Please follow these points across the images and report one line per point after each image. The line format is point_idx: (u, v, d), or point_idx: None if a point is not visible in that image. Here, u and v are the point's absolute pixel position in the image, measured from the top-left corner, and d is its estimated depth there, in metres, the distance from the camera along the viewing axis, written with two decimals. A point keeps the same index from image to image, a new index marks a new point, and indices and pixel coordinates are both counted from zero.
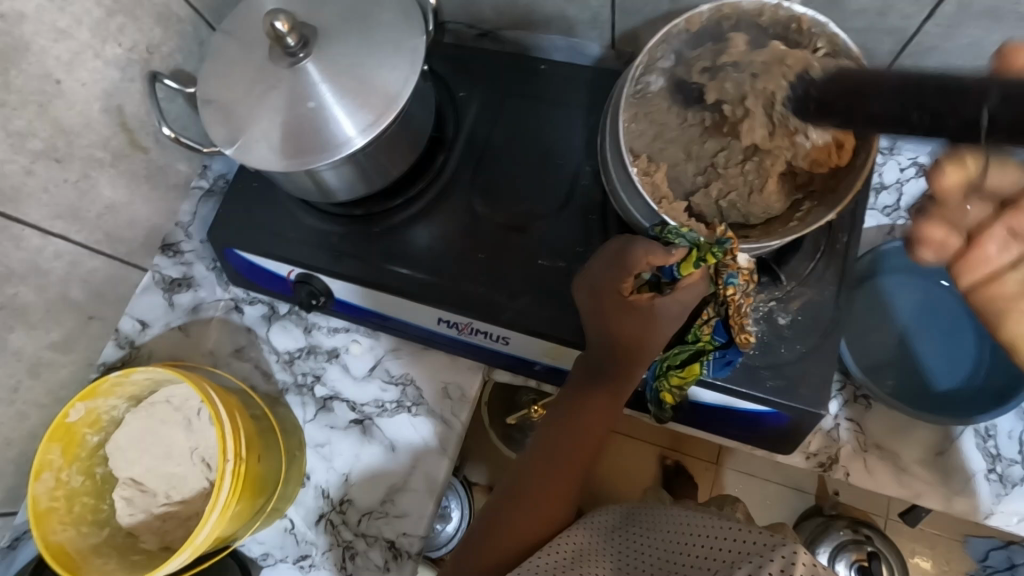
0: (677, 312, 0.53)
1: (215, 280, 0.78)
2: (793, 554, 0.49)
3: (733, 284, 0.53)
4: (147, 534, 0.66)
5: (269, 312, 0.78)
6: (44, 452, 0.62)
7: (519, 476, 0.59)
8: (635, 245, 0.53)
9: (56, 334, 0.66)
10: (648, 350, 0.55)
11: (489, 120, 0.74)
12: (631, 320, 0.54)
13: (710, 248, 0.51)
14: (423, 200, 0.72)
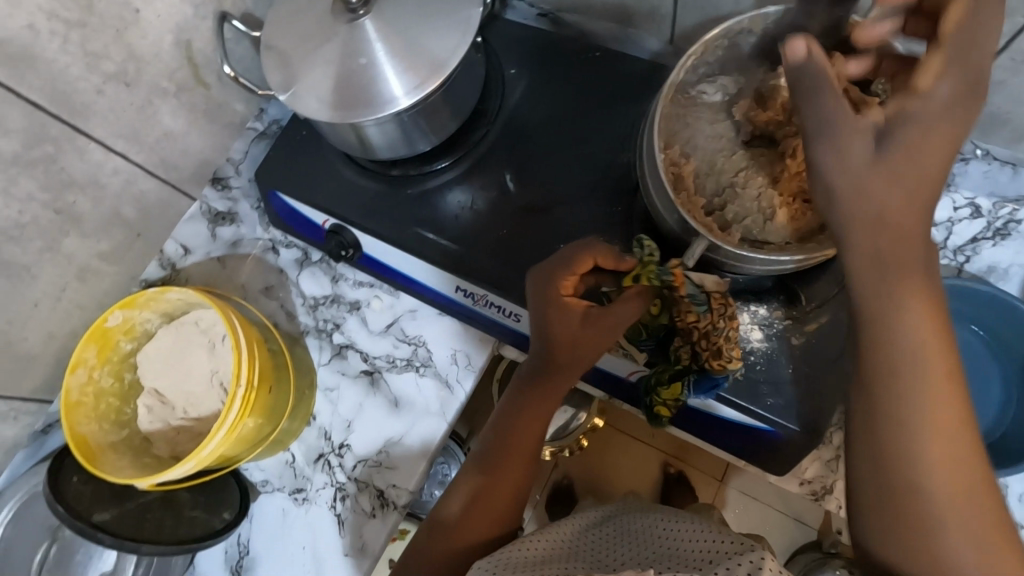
0: (615, 328, 0.55)
1: (256, 219, 0.82)
2: (761, 560, 0.47)
3: (702, 311, 0.54)
4: (161, 442, 0.71)
5: (302, 257, 0.82)
6: (81, 350, 0.67)
7: (471, 481, 0.61)
8: (580, 247, 0.55)
9: (105, 245, 0.69)
10: (575, 360, 0.57)
11: (531, 101, 0.75)
12: (564, 324, 0.55)
13: (650, 269, 0.53)
14: (460, 166, 0.74)
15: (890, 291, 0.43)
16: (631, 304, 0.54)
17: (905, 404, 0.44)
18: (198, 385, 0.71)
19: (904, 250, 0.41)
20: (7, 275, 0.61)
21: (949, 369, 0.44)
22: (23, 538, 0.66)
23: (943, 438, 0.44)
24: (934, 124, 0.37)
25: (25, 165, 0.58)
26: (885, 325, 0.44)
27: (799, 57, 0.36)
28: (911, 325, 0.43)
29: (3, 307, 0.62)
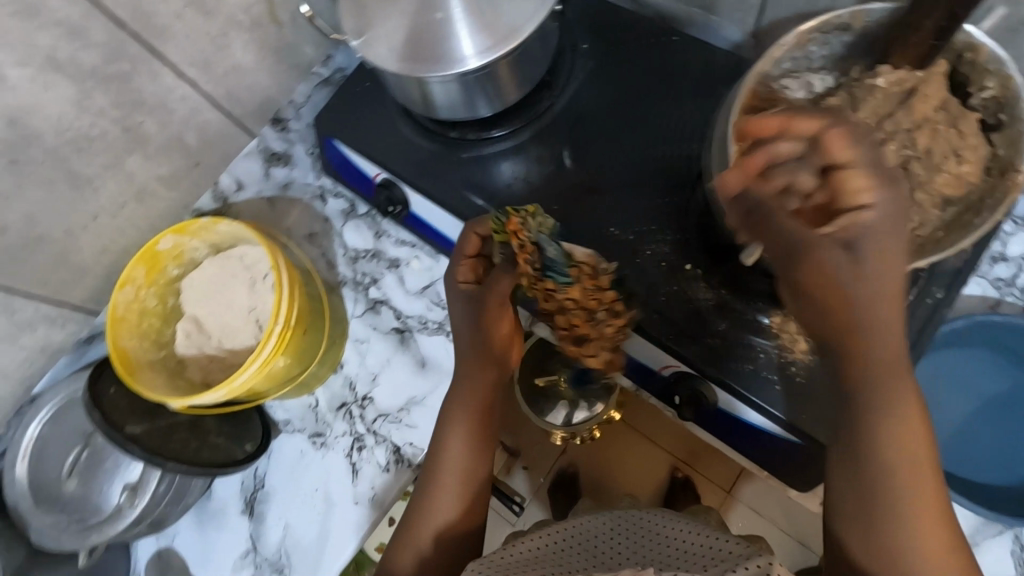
0: (498, 301, 0.59)
1: (310, 165, 0.82)
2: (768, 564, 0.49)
3: (560, 284, 0.53)
4: (194, 368, 0.73)
5: (348, 209, 0.83)
6: (132, 267, 0.69)
7: (454, 460, 0.62)
8: (469, 225, 0.60)
9: (165, 169, 0.70)
10: (486, 343, 0.62)
11: (597, 81, 0.73)
12: (460, 309, 0.62)
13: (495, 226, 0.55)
14: (518, 137, 0.73)
15: (868, 335, 0.41)
16: (500, 280, 0.57)
17: (884, 451, 0.43)
18: (236, 319, 0.72)
19: (880, 320, 0.40)
20: (71, 186, 0.62)
21: (922, 434, 0.44)
22: (59, 440, 0.69)
23: (920, 487, 0.43)
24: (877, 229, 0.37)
25: (100, 81, 0.58)
26: (870, 366, 0.42)
27: (741, 186, 0.39)
28: (885, 370, 0.42)
29: (64, 215, 0.63)
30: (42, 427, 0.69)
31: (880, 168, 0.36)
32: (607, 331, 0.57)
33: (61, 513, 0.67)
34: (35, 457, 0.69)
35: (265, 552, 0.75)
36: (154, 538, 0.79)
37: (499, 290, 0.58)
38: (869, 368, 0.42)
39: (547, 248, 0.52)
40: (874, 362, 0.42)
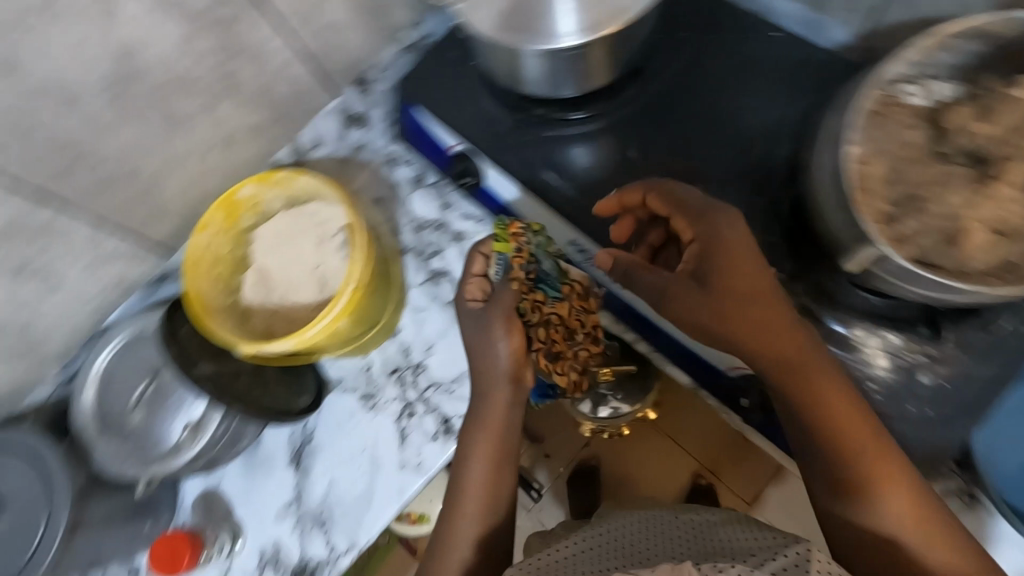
0: (505, 315, 0.62)
1: (385, 130, 0.82)
2: (806, 551, 0.48)
3: (553, 296, 0.65)
4: (258, 317, 0.73)
5: (417, 177, 0.83)
6: (212, 212, 0.70)
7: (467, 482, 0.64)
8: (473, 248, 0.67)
9: (252, 119, 0.71)
10: (497, 358, 0.63)
11: (690, 72, 0.71)
12: (471, 323, 0.65)
13: (502, 232, 0.65)
14: (601, 121, 0.71)
15: (789, 360, 0.54)
16: (507, 295, 0.62)
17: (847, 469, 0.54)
18: (303, 274, 0.73)
19: (790, 342, 0.54)
20: (167, 126, 0.63)
21: (880, 440, 0.54)
22: (126, 370, 0.71)
23: (888, 486, 0.53)
24: (722, 260, 0.54)
25: (204, 26, 0.58)
26: (804, 397, 0.54)
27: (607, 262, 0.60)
28: (820, 396, 0.54)
29: (155, 155, 0.64)
30: (108, 361, 0.71)
31: (695, 213, 0.57)
32: (576, 351, 0.69)
33: (122, 443, 0.69)
34: (102, 384, 0.71)
35: (308, 504, 0.76)
36: (201, 479, 0.80)
37: (505, 304, 0.62)
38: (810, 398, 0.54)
39: (544, 264, 0.65)
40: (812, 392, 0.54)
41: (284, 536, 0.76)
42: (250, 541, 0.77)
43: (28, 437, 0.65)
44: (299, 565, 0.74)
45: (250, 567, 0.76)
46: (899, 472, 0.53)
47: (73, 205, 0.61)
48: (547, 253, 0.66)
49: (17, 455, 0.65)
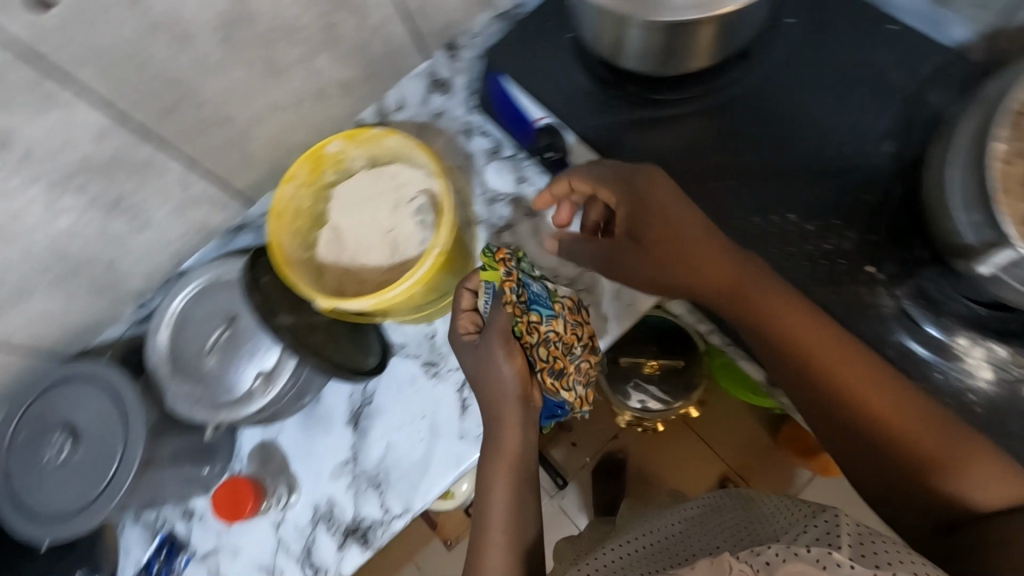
0: (501, 337, 0.64)
1: (464, 99, 0.81)
2: (835, 515, 0.49)
3: (544, 315, 0.65)
4: (330, 275, 0.74)
5: (493, 149, 0.80)
6: (298, 164, 0.70)
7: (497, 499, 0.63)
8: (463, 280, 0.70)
9: (345, 74, 0.70)
10: (502, 379, 0.65)
11: (797, 58, 0.68)
12: (469, 353, 0.68)
13: (487, 255, 0.66)
14: (698, 103, 0.69)
15: (744, 288, 0.58)
16: (503, 319, 0.64)
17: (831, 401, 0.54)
18: (376, 236, 0.73)
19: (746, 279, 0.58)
20: (268, 72, 0.63)
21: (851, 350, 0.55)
22: (202, 314, 0.72)
23: (879, 398, 0.53)
24: (641, 208, 0.61)
25: None
26: (768, 327, 0.57)
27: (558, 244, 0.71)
28: (789, 322, 0.56)
29: (253, 102, 0.64)
30: (184, 302, 0.73)
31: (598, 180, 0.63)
32: (579, 365, 0.68)
33: (193, 385, 0.70)
34: (179, 324, 0.72)
35: (364, 465, 0.77)
36: (259, 430, 0.81)
37: (499, 325, 0.64)
38: (773, 329, 0.56)
39: (530, 286, 0.66)
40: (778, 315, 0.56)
41: (339, 494, 0.76)
42: (304, 496, 0.77)
43: (106, 369, 0.65)
44: (353, 524, 0.75)
45: (303, 521, 0.76)
46: (883, 373, 0.54)
47: (172, 144, 0.61)
48: (534, 276, 0.68)
49: (96, 387, 0.65)
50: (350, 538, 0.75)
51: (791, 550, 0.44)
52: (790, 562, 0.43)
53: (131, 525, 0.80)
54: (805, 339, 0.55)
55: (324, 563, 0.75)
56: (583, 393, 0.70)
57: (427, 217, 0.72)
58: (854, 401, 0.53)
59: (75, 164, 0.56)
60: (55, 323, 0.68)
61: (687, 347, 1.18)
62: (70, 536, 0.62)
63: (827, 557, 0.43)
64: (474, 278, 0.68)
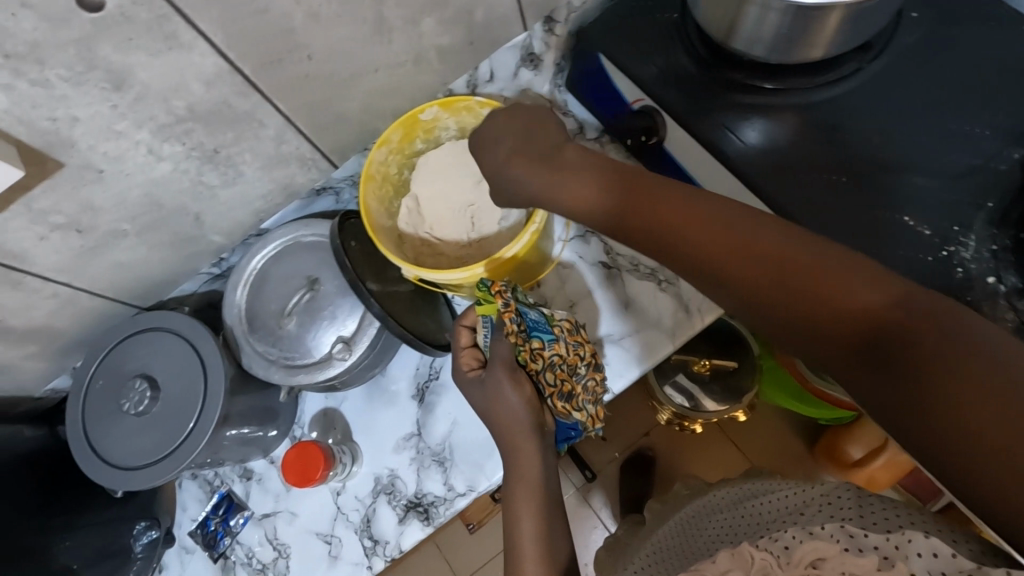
0: (506, 368, 0.61)
1: (551, 78, 0.81)
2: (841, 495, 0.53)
3: (546, 341, 0.61)
4: (409, 245, 0.73)
5: (576, 130, 0.81)
6: (392, 129, 0.68)
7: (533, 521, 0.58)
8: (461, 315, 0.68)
9: (445, 40, 0.68)
10: (512, 412, 0.61)
11: (920, 53, 0.65)
12: (476, 389, 0.64)
13: (481, 289, 0.63)
14: (811, 94, 0.65)
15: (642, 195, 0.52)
16: (506, 350, 0.62)
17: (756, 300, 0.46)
18: (458, 210, 0.72)
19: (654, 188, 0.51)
20: (375, 31, 0.60)
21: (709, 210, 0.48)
22: (279, 276, 0.71)
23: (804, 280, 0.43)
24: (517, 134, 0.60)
25: None
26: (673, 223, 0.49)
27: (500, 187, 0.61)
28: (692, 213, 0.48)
29: (357, 62, 0.62)
30: (264, 261, 0.71)
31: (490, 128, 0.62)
32: (586, 383, 0.66)
33: (270, 345, 0.69)
34: (256, 284, 0.71)
35: (429, 441, 0.75)
36: (322, 397, 0.80)
37: (502, 358, 0.61)
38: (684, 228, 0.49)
39: (528, 309, 0.62)
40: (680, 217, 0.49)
41: (401, 468, 0.75)
42: (366, 467, 0.76)
43: (190, 321, 0.65)
44: (415, 499, 0.74)
45: (364, 492, 0.75)
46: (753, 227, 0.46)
47: (272, 98, 0.59)
48: (530, 303, 0.64)
49: (177, 338, 0.65)
50: (411, 513, 0.74)
51: (806, 532, 0.49)
52: (806, 542, 0.48)
53: (187, 481, 0.80)
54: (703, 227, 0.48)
55: (383, 536, 0.74)
56: (593, 410, 0.67)
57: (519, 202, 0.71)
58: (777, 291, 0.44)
59: (181, 109, 0.54)
60: (135, 273, 0.68)
61: (739, 349, 1.16)
62: (144, 485, 0.62)
63: (841, 532, 0.48)
64: (471, 314, 0.67)
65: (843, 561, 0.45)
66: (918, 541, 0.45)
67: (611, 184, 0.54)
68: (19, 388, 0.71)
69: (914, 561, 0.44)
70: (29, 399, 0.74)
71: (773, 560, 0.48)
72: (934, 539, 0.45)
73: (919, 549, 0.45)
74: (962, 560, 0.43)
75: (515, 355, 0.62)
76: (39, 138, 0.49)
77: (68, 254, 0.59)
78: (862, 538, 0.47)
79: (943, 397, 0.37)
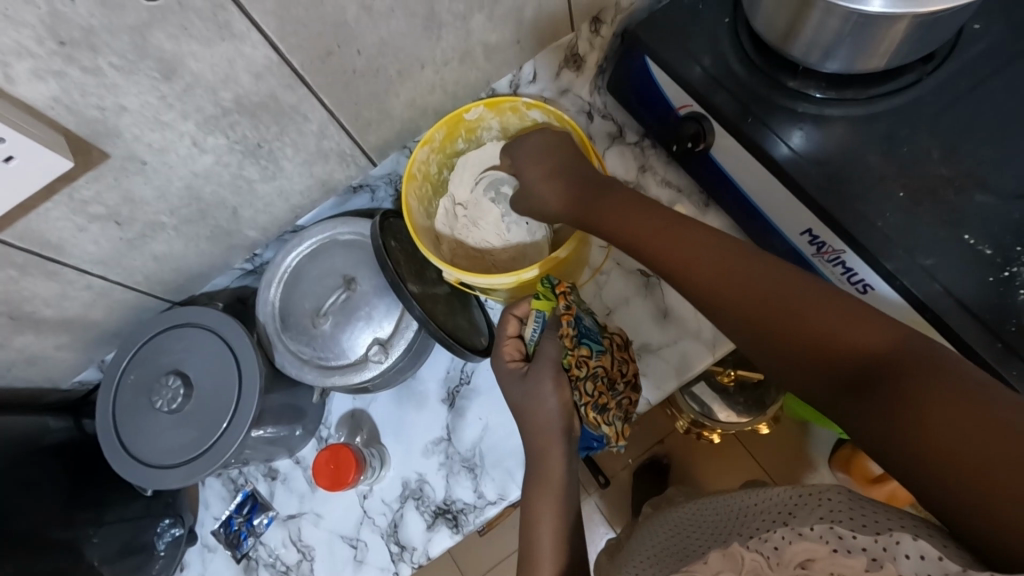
0: (552, 367, 0.59)
1: (591, 80, 0.79)
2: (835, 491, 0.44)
3: (595, 352, 0.60)
4: (445, 247, 0.72)
5: (616, 134, 0.80)
6: (435, 128, 0.68)
7: (550, 522, 0.56)
8: (510, 306, 0.66)
9: (493, 38, 0.66)
10: (546, 417, 0.58)
11: (986, 67, 0.63)
12: (514, 385, 0.62)
13: (541, 284, 0.62)
14: (868, 104, 0.64)
15: (653, 214, 0.54)
16: (551, 350, 0.60)
17: (753, 321, 0.46)
18: (489, 218, 0.70)
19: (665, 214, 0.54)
20: (427, 26, 0.59)
21: (715, 241, 0.50)
22: (314, 274, 0.70)
23: (805, 306, 0.44)
24: (535, 153, 0.65)
25: None
26: (679, 243, 0.51)
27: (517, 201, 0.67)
28: (697, 238, 0.51)
29: (406, 57, 0.61)
30: (298, 259, 0.70)
31: (514, 146, 0.68)
32: (620, 401, 0.63)
33: (303, 344, 0.68)
34: (290, 282, 0.70)
35: (458, 446, 0.74)
36: (349, 397, 0.78)
37: (549, 356, 0.60)
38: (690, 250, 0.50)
39: (584, 317, 0.62)
40: (683, 238, 0.51)
41: (430, 473, 0.74)
42: (394, 471, 0.75)
43: (225, 318, 0.64)
44: (444, 506, 0.73)
45: (391, 496, 0.74)
46: (754, 259, 0.48)
47: (320, 93, 0.58)
48: (585, 311, 0.64)
49: (212, 334, 0.64)
50: (439, 519, 0.72)
51: (795, 531, 0.41)
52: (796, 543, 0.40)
53: (210, 479, 0.78)
54: (706, 251, 0.50)
55: (410, 542, 0.73)
56: (621, 427, 0.64)
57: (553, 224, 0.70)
58: (778, 317, 0.45)
59: (228, 101, 0.53)
60: (169, 266, 0.66)
61: None
62: (177, 483, 0.61)
63: (830, 532, 0.40)
64: (524, 304, 0.65)
65: (833, 563, 0.37)
66: (906, 542, 0.37)
67: (617, 203, 0.57)
68: (47, 379, 0.69)
69: (903, 564, 0.36)
70: (57, 391, 0.72)
71: (762, 560, 0.40)
72: (924, 540, 0.37)
73: (908, 550, 0.37)
74: (952, 564, 0.35)
75: (561, 357, 0.59)
76: (85, 128, 0.47)
77: (106, 245, 0.58)
78: (850, 539, 0.39)
79: (944, 426, 0.36)
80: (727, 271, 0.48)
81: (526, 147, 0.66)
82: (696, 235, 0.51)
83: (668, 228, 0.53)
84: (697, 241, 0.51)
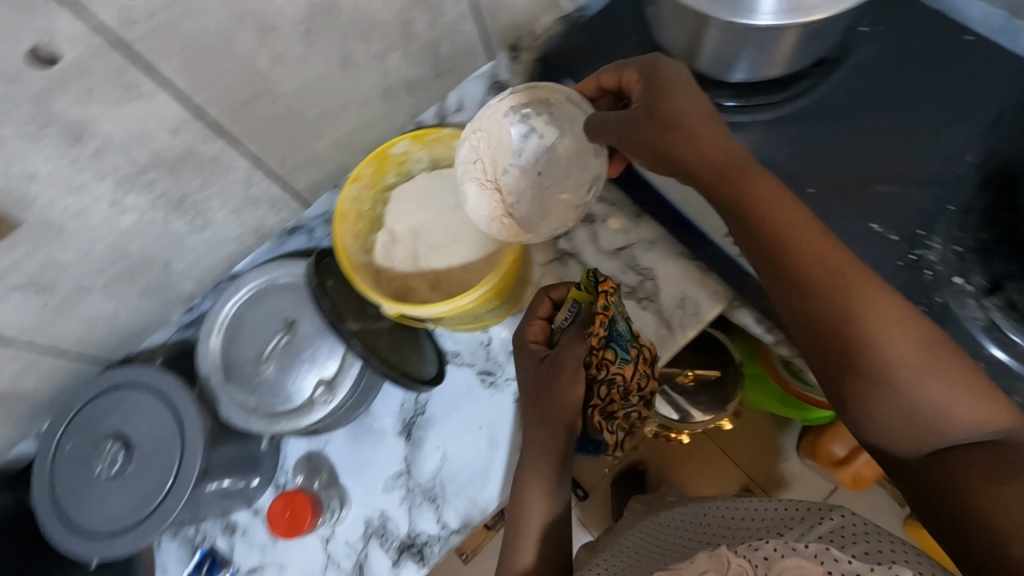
0: (572, 368, 0.58)
1: None
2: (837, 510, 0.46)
3: (620, 355, 0.58)
4: (385, 279, 0.72)
5: None
6: (363, 165, 0.69)
7: (537, 515, 0.60)
8: (545, 290, 0.67)
9: (412, 75, 0.68)
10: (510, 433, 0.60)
11: (873, 69, 0.67)
12: (529, 366, 0.64)
13: (587, 274, 0.61)
14: (772, 110, 0.67)
15: (782, 200, 0.49)
16: (575, 347, 0.58)
17: (849, 326, 0.45)
18: (501, 151, 0.72)
19: (789, 205, 0.49)
20: (343, 67, 0.60)
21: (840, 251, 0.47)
22: (255, 321, 0.70)
23: (906, 339, 0.44)
24: (668, 82, 0.55)
25: None
26: (803, 241, 0.47)
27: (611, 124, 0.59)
28: (820, 243, 0.47)
29: (326, 100, 0.62)
30: (238, 305, 0.70)
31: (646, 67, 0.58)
32: (629, 412, 0.63)
33: (250, 393, 0.68)
34: (231, 331, 0.70)
35: (418, 478, 0.73)
36: (304, 441, 0.77)
37: (574, 355, 0.58)
38: (815, 249, 0.47)
39: (620, 321, 0.59)
40: (807, 235, 0.48)
41: (392, 509, 0.73)
42: (355, 510, 0.74)
43: (164, 376, 0.63)
44: (408, 541, 0.72)
45: (354, 536, 0.73)
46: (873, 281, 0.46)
47: (241, 140, 0.58)
48: (622, 316, 0.61)
49: (156, 394, 0.63)
50: (404, 554, 0.72)
51: (789, 546, 0.43)
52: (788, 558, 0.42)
53: (166, 540, 0.76)
54: (826, 256, 0.47)
55: None
56: (621, 437, 0.66)
57: (561, 182, 0.71)
58: (869, 337, 0.45)
59: (144, 158, 0.53)
60: (102, 326, 0.65)
61: (720, 358, 1.15)
62: (124, 550, 0.59)
63: (826, 553, 0.42)
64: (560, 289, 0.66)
65: None
66: None
67: (740, 173, 0.50)
68: None
69: None
70: None
71: (748, 567, 0.43)
72: None
73: None
74: None
75: (585, 356, 0.58)
76: None
77: (29, 313, 0.57)
78: (845, 563, 0.41)
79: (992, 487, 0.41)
80: (867, 299, 0.45)
81: (650, 78, 0.57)
82: (819, 240, 0.47)
83: (794, 225, 0.48)
84: (820, 248, 0.47)
